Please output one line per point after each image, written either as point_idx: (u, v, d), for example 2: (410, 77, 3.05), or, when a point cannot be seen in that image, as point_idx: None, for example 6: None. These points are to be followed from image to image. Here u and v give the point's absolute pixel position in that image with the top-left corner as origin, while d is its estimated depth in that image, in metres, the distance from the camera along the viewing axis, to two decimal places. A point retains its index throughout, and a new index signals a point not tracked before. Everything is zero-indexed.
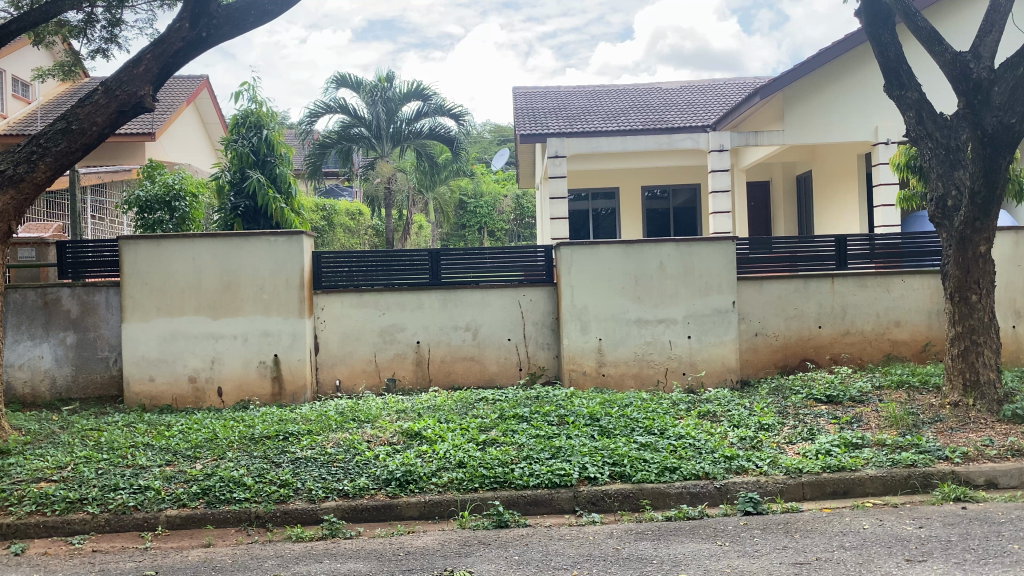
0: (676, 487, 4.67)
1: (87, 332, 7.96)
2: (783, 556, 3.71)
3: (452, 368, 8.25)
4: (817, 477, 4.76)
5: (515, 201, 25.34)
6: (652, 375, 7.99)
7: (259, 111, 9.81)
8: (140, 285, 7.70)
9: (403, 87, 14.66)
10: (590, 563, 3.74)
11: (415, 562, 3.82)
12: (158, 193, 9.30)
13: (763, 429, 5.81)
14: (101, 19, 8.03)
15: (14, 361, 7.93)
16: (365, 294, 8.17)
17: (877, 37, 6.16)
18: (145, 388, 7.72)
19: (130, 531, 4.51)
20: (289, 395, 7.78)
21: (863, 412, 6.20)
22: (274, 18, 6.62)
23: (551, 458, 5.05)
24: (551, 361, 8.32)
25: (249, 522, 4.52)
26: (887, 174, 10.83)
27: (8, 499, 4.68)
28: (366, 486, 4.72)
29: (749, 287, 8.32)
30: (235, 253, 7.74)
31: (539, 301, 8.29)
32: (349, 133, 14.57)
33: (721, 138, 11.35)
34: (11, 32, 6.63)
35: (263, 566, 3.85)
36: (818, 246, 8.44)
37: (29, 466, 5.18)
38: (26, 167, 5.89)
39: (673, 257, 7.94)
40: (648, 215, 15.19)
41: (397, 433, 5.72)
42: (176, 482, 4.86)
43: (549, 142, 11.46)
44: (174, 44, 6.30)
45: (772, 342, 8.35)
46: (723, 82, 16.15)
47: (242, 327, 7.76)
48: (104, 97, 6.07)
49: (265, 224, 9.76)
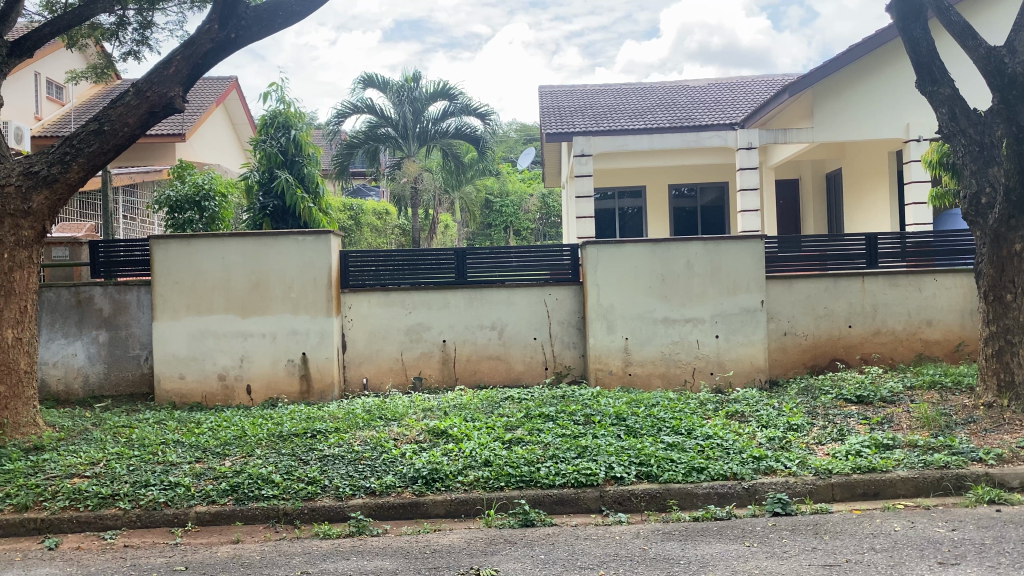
0: (703, 487, 4.64)
1: (119, 330, 8.07)
2: (813, 557, 3.67)
3: (477, 367, 8.26)
4: (847, 478, 4.70)
5: (541, 199, 25.25)
6: (679, 375, 7.95)
7: (287, 111, 9.86)
8: (170, 284, 7.79)
9: (429, 87, 14.70)
10: (616, 562, 3.72)
11: (441, 561, 3.82)
12: (188, 193, 9.40)
13: (792, 429, 5.76)
14: (132, 22, 8.14)
15: (47, 359, 8.07)
16: (392, 293, 8.21)
17: (908, 32, 6.06)
18: (175, 386, 7.82)
19: (161, 527, 4.56)
20: (317, 394, 7.84)
21: (894, 413, 6.11)
22: (301, 19, 6.64)
23: (577, 458, 5.02)
24: (577, 361, 8.30)
25: (277, 519, 4.56)
26: (919, 172, 10.64)
27: (40, 493, 4.76)
28: (392, 484, 4.74)
29: (778, 285, 8.24)
30: (263, 251, 7.81)
31: (565, 300, 8.27)
32: (376, 133, 14.67)
33: (750, 136, 11.29)
34: (45, 35, 6.73)
35: (290, 563, 3.88)
36: (847, 244, 8.33)
37: (62, 462, 5.27)
38: (60, 168, 5.97)
39: (700, 256, 7.88)
40: (676, 214, 15.10)
41: (423, 432, 5.73)
42: (206, 479, 4.92)
43: (576, 141, 11.48)
44: (203, 45, 6.36)
45: (801, 342, 8.27)
46: (751, 78, 15.96)
47: (270, 325, 7.82)
48: (135, 98, 6.15)
49: (293, 224, 9.83)
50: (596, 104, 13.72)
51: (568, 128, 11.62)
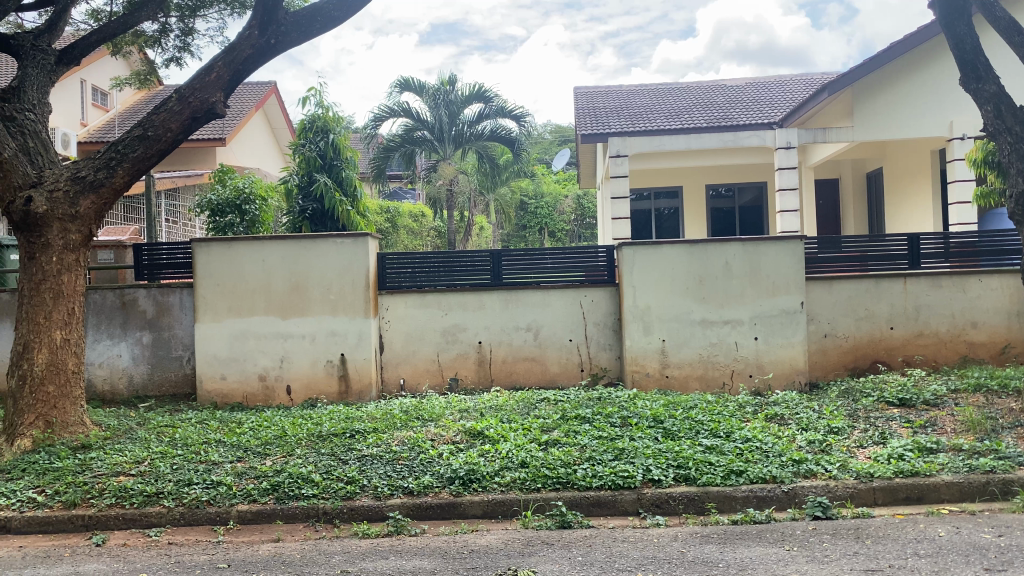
0: (742, 490, 4.61)
1: (162, 332, 8.23)
2: (854, 561, 3.63)
3: (513, 368, 8.28)
4: (888, 482, 4.63)
5: (576, 201, 25.23)
6: (717, 377, 7.89)
7: (325, 115, 9.97)
8: (211, 286, 7.93)
9: (465, 89, 14.73)
10: (654, 565, 3.71)
11: (478, 561, 3.84)
12: (229, 197, 9.58)
13: (833, 432, 5.69)
14: (174, 29, 8.29)
15: (93, 360, 8.26)
16: (428, 294, 8.27)
17: (951, 29, 5.96)
18: (216, 387, 7.95)
19: (204, 525, 4.65)
20: (355, 394, 7.92)
21: (938, 416, 6.00)
22: (339, 24, 6.74)
23: (614, 460, 5.02)
24: (613, 363, 8.27)
25: (317, 518, 4.62)
26: (964, 171, 10.37)
27: (89, 491, 4.87)
28: (430, 484, 4.77)
29: (817, 286, 8.14)
30: (304, 253, 7.90)
31: (601, 301, 8.25)
32: (412, 137, 14.78)
33: (789, 135, 11.19)
34: (92, 43, 6.90)
35: (329, 561, 3.93)
36: (889, 245, 8.20)
37: (108, 460, 5.38)
38: (106, 173, 6.11)
39: (738, 257, 7.81)
40: (713, 215, 14.99)
41: (460, 432, 5.77)
42: (247, 478, 5.00)
43: (611, 142, 11.48)
44: (244, 51, 6.48)
45: (842, 344, 8.15)
46: (789, 77, 15.79)
47: (310, 326, 7.92)
48: (178, 104, 6.28)
49: (332, 226, 9.94)
50: (632, 105, 13.67)
51: (604, 129, 11.60)
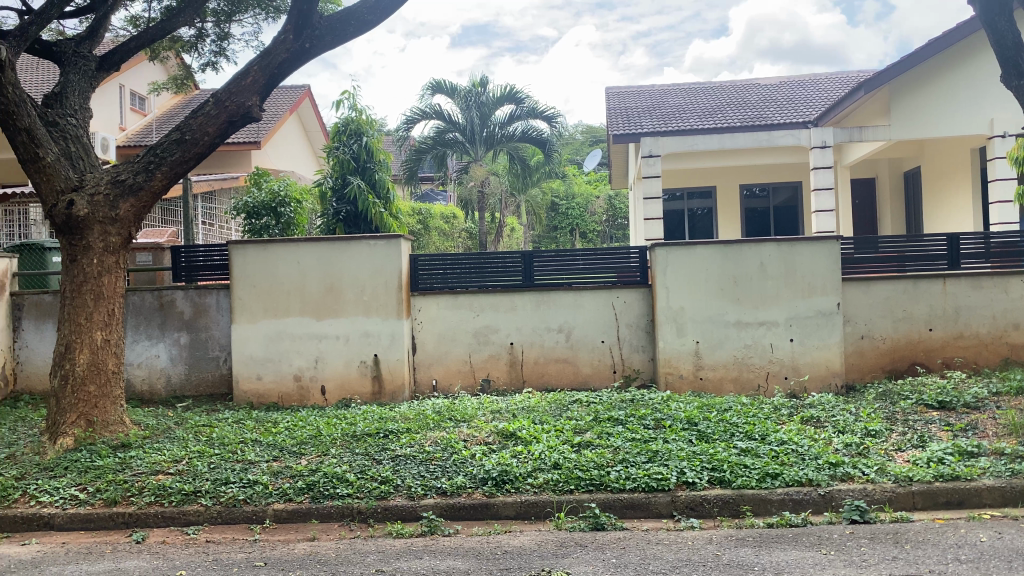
0: (777, 493, 4.57)
1: (199, 332, 8.36)
2: (893, 566, 3.58)
3: (545, 369, 8.28)
4: (928, 487, 4.55)
5: (607, 201, 25.15)
6: (752, 379, 7.82)
7: (358, 118, 10.05)
8: (247, 287, 8.02)
9: (496, 91, 14.75)
10: (689, 568, 3.69)
11: (512, 562, 3.85)
12: (264, 199, 9.68)
13: (870, 435, 5.61)
14: (210, 34, 8.41)
15: (132, 360, 8.40)
16: (459, 296, 8.29)
17: (992, 25, 5.84)
18: (252, 387, 8.05)
19: (240, 523, 4.71)
20: (388, 394, 7.97)
21: (979, 419, 5.88)
22: (372, 27, 6.78)
23: (647, 462, 4.99)
24: (646, 364, 8.23)
25: (351, 517, 4.66)
26: (1004, 169, 10.18)
27: (129, 489, 4.96)
28: (463, 485, 4.79)
29: (854, 287, 8.03)
30: (338, 256, 7.98)
31: (633, 303, 8.22)
32: (444, 138, 14.83)
33: (824, 134, 11.04)
34: (131, 49, 7.02)
35: (364, 561, 3.96)
36: (927, 245, 8.08)
37: (148, 459, 5.48)
38: (144, 176, 6.21)
39: (773, 257, 7.74)
40: (747, 215, 14.86)
41: (492, 433, 5.79)
42: (283, 477, 5.05)
43: (643, 142, 11.41)
44: (279, 55, 6.56)
45: (879, 345, 8.03)
46: (824, 75, 15.60)
47: (344, 327, 7.99)
48: (214, 108, 6.37)
49: (365, 228, 10.01)
50: (664, 105, 13.59)
51: (636, 129, 11.56)
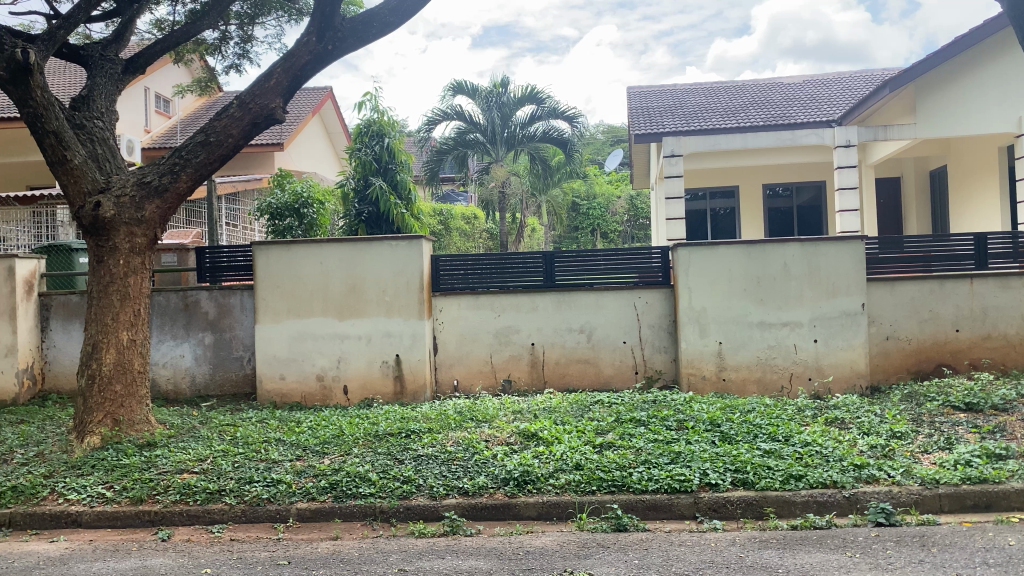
0: (801, 496, 4.53)
1: (223, 333, 8.43)
2: (919, 569, 3.54)
3: (567, 370, 8.27)
4: (955, 489, 4.50)
5: (628, 201, 25.07)
6: (775, 380, 7.77)
7: (381, 119, 10.13)
8: (271, 288, 8.09)
9: (517, 92, 14.76)
10: (712, 569, 3.67)
11: (534, 562, 3.85)
12: (287, 201, 9.75)
13: (895, 436, 5.55)
14: (233, 36, 8.49)
15: (157, 360, 8.50)
16: (481, 297, 8.31)
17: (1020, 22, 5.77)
18: (276, 387, 8.10)
19: (264, 522, 4.75)
20: (410, 395, 7.99)
21: (1007, 421, 5.81)
22: (394, 29, 6.83)
23: (670, 463, 4.97)
24: (668, 365, 8.19)
25: (374, 516, 4.68)
26: None
27: (155, 487, 5.01)
28: (485, 485, 4.80)
29: (879, 288, 7.95)
30: (360, 257, 8.02)
31: (655, 303, 8.19)
32: (465, 139, 14.86)
33: (848, 133, 10.82)
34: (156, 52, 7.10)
35: (386, 560, 3.97)
36: (953, 245, 7.99)
37: (173, 457, 5.54)
38: (170, 178, 6.28)
39: (797, 257, 7.68)
40: (770, 215, 14.76)
41: (514, 434, 5.79)
42: (306, 477, 5.09)
43: (665, 142, 11.36)
44: (302, 57, 6.60)
45: (904, 346, 7.95)
46: (848, 73, 15.47)
47: (366, 327, 8.03)
48: (239, 110, 6.42)
49: (387, 229, 10.05)
50: (686, 104, 13.53)
51: (657, 129, 11.53)
